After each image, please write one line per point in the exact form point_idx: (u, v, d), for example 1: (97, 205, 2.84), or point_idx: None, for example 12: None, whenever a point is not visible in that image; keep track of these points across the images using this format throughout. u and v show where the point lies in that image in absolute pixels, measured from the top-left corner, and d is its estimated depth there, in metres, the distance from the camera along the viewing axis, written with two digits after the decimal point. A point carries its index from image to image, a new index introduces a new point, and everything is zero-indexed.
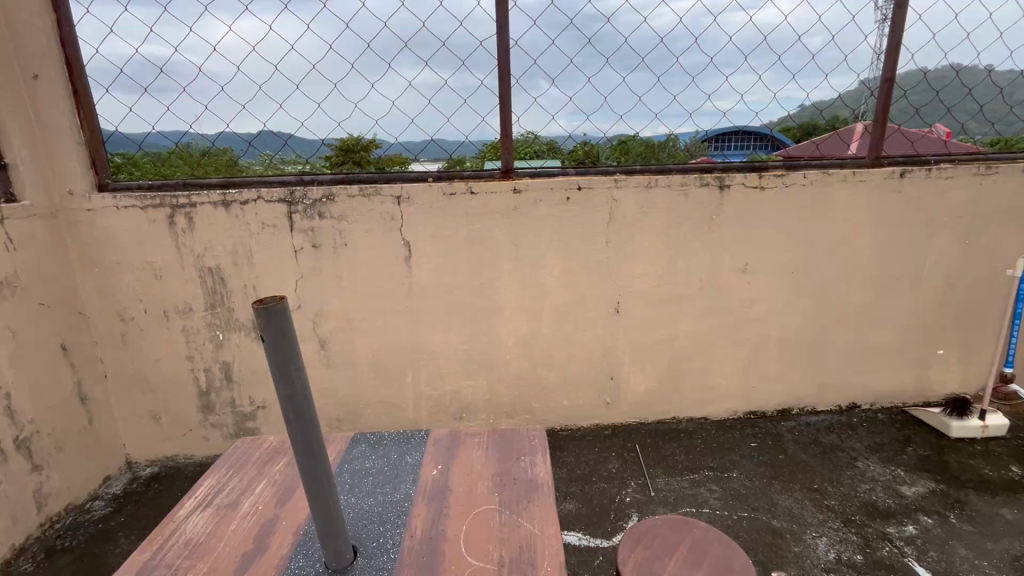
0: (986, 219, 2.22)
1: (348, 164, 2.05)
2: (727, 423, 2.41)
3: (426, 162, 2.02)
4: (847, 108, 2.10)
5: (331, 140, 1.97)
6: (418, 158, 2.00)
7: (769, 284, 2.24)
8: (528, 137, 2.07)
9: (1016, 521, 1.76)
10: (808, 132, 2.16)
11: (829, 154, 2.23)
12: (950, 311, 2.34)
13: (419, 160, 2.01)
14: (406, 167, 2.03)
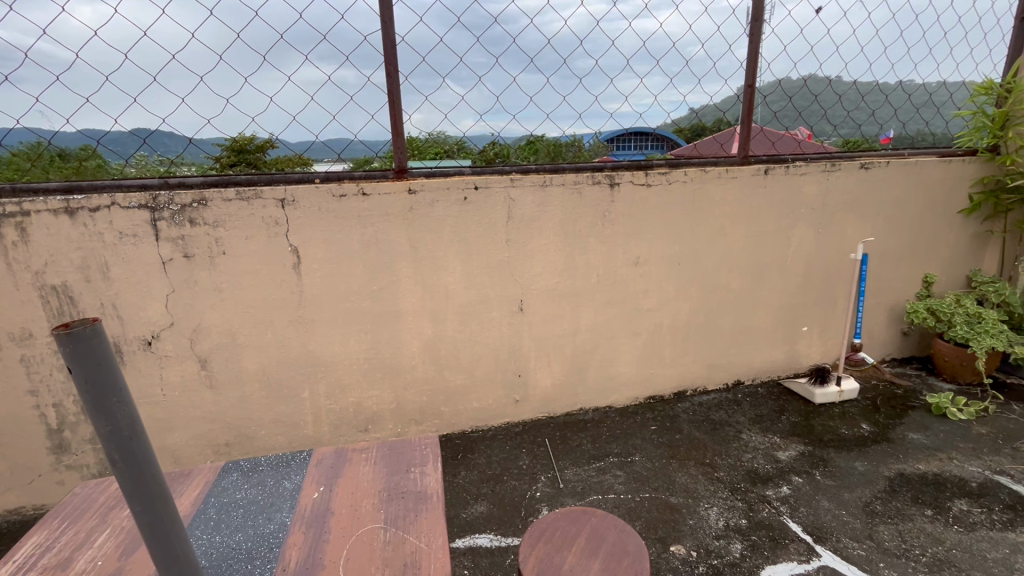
0: (834, 210, 2.54)
1: (240, 164, 1.94)
2: (629, 409, 2.53)
3: (331, 163, 1.92)
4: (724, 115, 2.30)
5: (220, 139, 1.84)
6: (318, 159, 1.90)
7: (660, 275, 2.39)
8: (438, 136, 2.02)
9: (867, 472, 2.02)
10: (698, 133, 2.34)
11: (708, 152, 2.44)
12: (811, 292, 2.65)
13: (323, 161, 1.91)
14: (309, 167, 1.92)
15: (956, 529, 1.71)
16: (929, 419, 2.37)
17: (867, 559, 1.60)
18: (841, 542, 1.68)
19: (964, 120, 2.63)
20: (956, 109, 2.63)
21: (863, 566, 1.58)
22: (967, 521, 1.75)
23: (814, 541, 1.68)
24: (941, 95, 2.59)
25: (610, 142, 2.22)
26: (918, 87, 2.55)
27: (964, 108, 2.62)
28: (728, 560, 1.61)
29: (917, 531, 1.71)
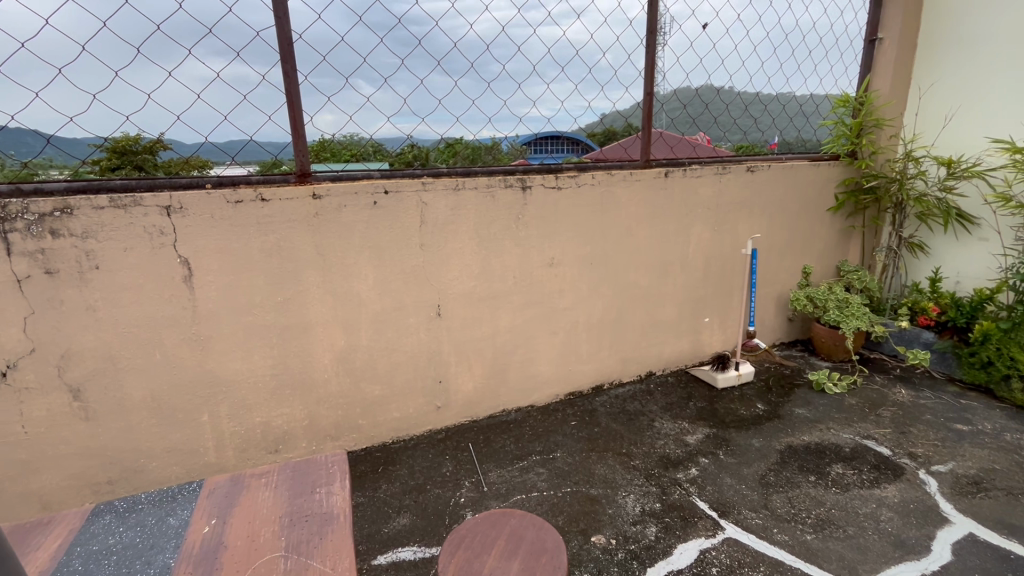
0: (727, 209, 2.77)
1: (126, 168, 1.71)
2: (550, 407, 2.59)
3: (237, 166, 1.82)
4: (623, 122, 2.44)
5: (95, 138, 1.64)
6: (218, 162, 1.79)
7: (574, 274, 2.47)
8: (353, 137, 1.99)
9: (762, 447, 2.22)
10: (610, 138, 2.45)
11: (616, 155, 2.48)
12: (710, 285, 2.87)
13: (226, 164, 1.80)
14: (206, 170, 1.78)
15: (835, 491, 1.93)
16: (812, 395, 2.65)
17: (763, 527, 1.76)
18: (742, 513, 1.82)
19: (829, 129, 2.98)
20: (821, 118, 2.97)
21: (760, 534, 1.73)
22: (842, 482, 1.97)
23: (719, 516, 1.82)
24: (809, 106, 2.92)
25: (527, 145, 2.27)
26: (790, 99, 2.86)
27: (828, 118, 2.97)
28: (644, 544, 1.70)
29: (804, 496, 1.90)
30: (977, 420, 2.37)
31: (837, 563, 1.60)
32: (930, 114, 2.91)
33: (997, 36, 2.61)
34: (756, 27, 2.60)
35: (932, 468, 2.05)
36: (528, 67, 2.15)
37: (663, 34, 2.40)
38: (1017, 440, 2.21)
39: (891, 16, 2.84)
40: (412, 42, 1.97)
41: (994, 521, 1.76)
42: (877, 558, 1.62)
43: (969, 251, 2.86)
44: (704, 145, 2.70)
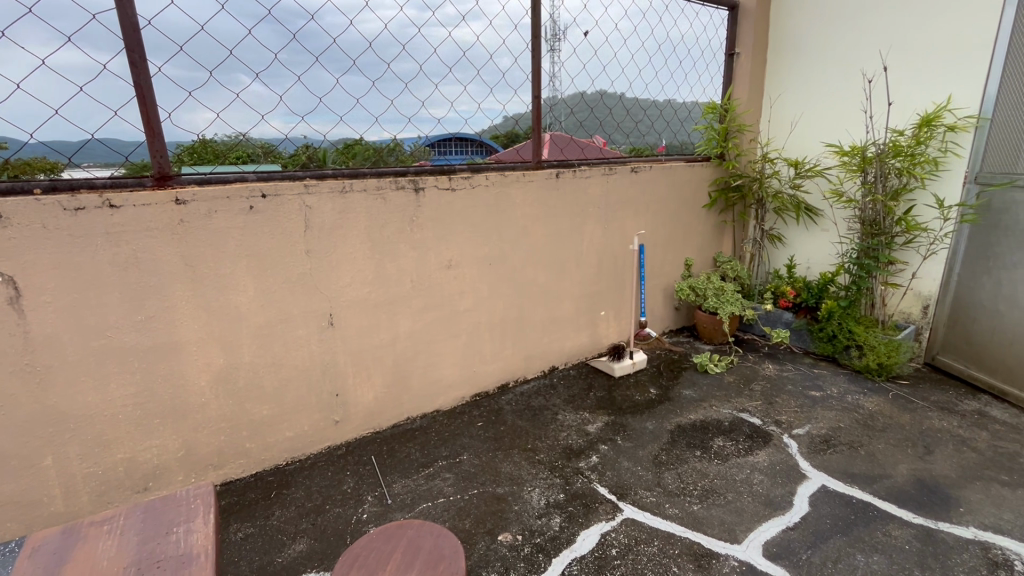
0: (615, 208, 2.94)
1: None
2: (457, 410, 2.57)
3: (91, 167, 1.62)
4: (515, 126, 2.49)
5: None
6: (75, 163, 1.59)
7: (472, 275, 2.47)
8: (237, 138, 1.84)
9: (655, 429, 2.38)
10: (513, 139, 2.51)
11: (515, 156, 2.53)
12: (604, 280, 3.02)
13: (79, 166, 1.60)
14: (56, 173, 1.57)
15: (716, 462, 2.12)
16: (697, 376, 2.90)
17: (656, 504, 1.88)
18: (638, 494, 1.94)
19: (700, 133, 3.26)
20: (694, 123, 3.25)
21: (653, 511, 1.85)
22: (722, 453, 2.18)
23: (617, 499, 1.92)
24: (682, 112, 3.18)
25: (432, 146, 2.25)
26: (665, 106, 3.09)
27: (700, 123, 3.24)
28: (549, 535, 1.74)
29: (691, 471, 2.06)
30: (827, 386, 2.73)
31: (719, 527, 1.76)
32: (780, 121, 3.31)
33: (827, 54, 3.01)
34: (631, 38, 2.79)
35: (793, 431, 2.33)
36: (415, 67, 2.10)
37: (546, 40, 2.48)
38: (857, 400, 2.58)
39: (745, 34, 3.20)
40: (286, 35, 1.83)
41: (841, 472, 2.04)
42: (751, 518, 1.80)
43: (814, 240, 3.29)
44: (598, 146, 2.87)
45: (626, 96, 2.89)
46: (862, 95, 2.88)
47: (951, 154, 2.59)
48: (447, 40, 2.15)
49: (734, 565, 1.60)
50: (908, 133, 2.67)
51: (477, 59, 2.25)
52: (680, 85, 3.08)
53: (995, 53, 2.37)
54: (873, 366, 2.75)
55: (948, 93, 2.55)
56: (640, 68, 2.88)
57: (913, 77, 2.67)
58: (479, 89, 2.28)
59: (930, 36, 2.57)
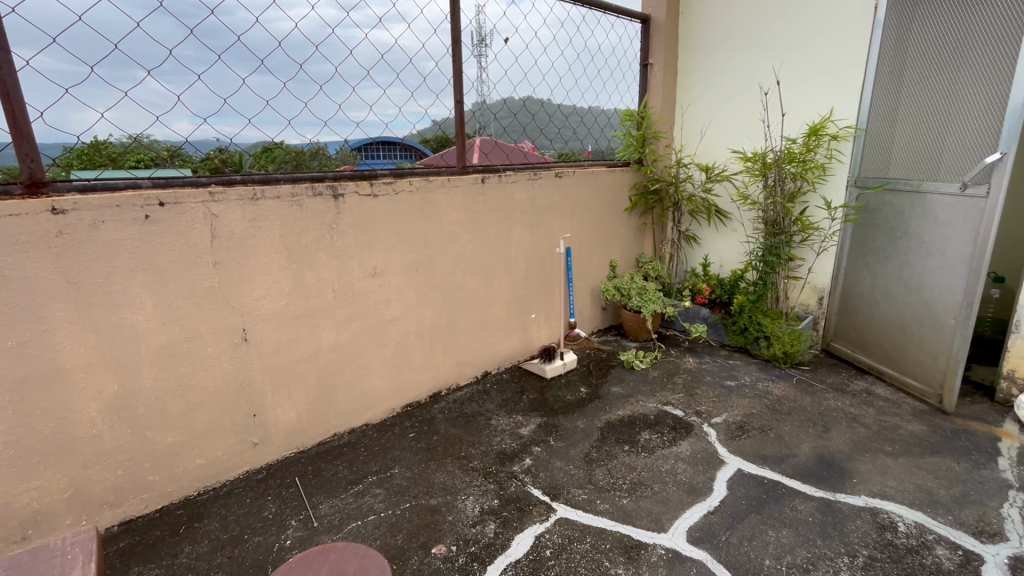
0: (541, 212, 2.99)
1: None
2: (387, 422, 2.49)
3: None
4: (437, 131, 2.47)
5: None
6: None
7: (399, 283, 2.41)
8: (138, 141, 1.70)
9: (586, 428, 2.44)
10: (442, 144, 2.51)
11: (442, 160, 2.51)
12: (533, 283, 3.06)
13: None
14: None
15: (644, 455, 2.21)
16: (624, 373, 3.01)
17: (588, 501, 1.93)
18: (570, 492, 1.97)
19: (620, 139, 3.39)
20: (613, 130, 3.37)
21: (585, 508, 1.89)
22: (649, 446, 2.27)
23: (550, 499, 1.94)
24: (602, 119, 3.30)
25: (358, 150, 2.19)
26: (586, 113, 3.20)
27: (619, 130, 3.37)
28: (484, 543, 1.73)
29: (620, 466, 2.13)
30: (740, 376, 2.94)
31: (647, 518, 1.83)
32: (691, 128, 3.53)
33: (730, 67, 3.24)
34: (551, 46, 2.86)
35: (712, 420, 2.48)
36: (330, 69, 2.01)
37: (467, 45, 2.48)
38: (766, 387, 2.80)
39: (657, 46, 3.38)
40: (182, 30, 1.69)
41: (754, 455, 2.20)
42: (676, 506, 1.89)
43: (725, 240, 3.53)
44: (526, 151, 2.93)
45: (548, 102, 2.95)
46: (760, 106, 3.13)
47: (835, 160, 2.88)
48: (363, 42, 2.08)
49: (662, 553, 1.67)
50: (799, 141, 2.94)
51: (396, 63, 2.20)
52: (598, 93, 3.20)
53: (867, 70, 2.67)
54: (779, 354, 2.99)
55: (831, 106, 2.84)
56: (561, 76, 2.96)
57: (802, 90, 2.95)
58: (400, 93, 2.24)
59: (815, 54, 2.85)
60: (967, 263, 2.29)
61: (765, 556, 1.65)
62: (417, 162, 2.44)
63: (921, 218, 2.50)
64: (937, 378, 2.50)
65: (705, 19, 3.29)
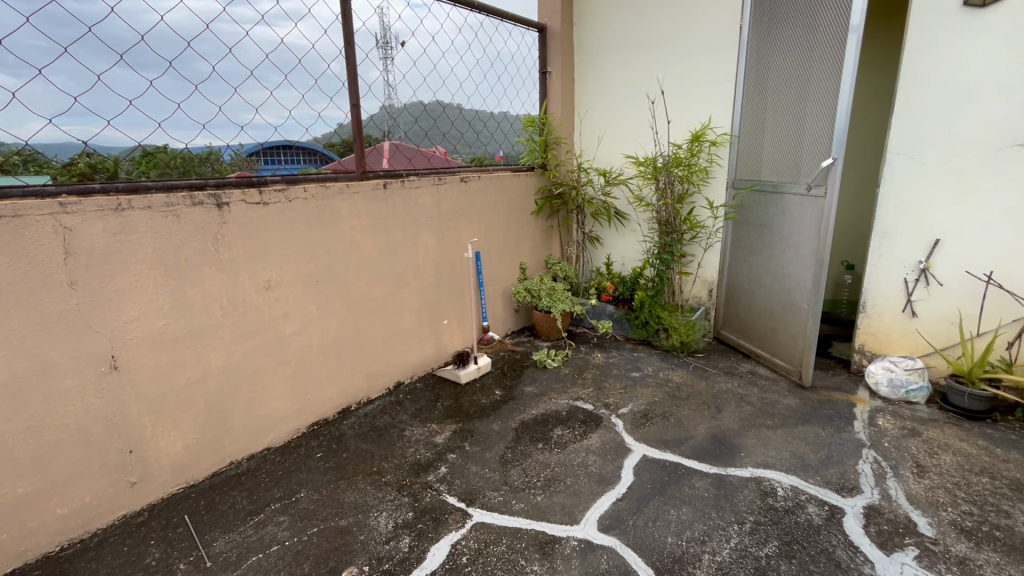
0: (448, 217, 2.98)
1: None
2: (291, 444, 2.34)
3: None
4: (338, 136, 2.39)
5: None
6: None
7: (297, 295, 2.27)
8: None
9: (501, 429, 2.46)
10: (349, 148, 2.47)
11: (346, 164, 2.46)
12: (443, 289, 3.04)
13: None
14: None
15: (557, 451, 2.27)
16: (537, 372, 3.08)
17: (503, 502, 1.94)
18: (486, 496, 1.98)
19: (523, 145, 3.46)
20: (517, 135, 3.43)
21: (501, 509, 1.90)
22: (562, 442, 2.34)
23: (466, 505, 1.93)
24: (505, 124, 3.35)
25: (257, 155, 2.09)
26: (489, 118, 3.23)
27: (522, 136, 3.43)
28: (398, 558, 1.68)
29: (534, 464, 2.18)
30: (643, 366, 3.13)
31: (561, 512, 1.88)
32: (590, 135, 3.70)
33: (621, 77, 3.44)
34: (450, 52, 2.85)
35: (619, 411, 2.61)
36: (207, 67, 1.85)
37: (360, 47, 2.41)
38: (667, 375, 3.00)
39: (554, 55, 3.49)
40: (16, 18, 1.48)
41: (657, 440, 2.34)
42: (588, 497, 1.96)
43: (625, 240, 3.75)
44: (440, 156, 2.97)
45: (450, 107, 2.94)
46: (649, 114, 3.36)
47: (715, 165, 3.18)
48: (244, 39, 1.93)
49: (575, 545, 1.72)
50: (684, 147, 3.20)
51: (283, 64, 2.06)
52: (500, 99, 3.25)
53: (736, 84, 2.98)
54: (677, 344, 3.22)
55: (710, 115, 3.12)
56: (461, 82, 2.96)
57: (684, 101, 3.21)
58: (290, 95, 2.11)
59: (694, 68, 3.12)
60: (814, 254, 2.59)
61: (667, 534, 1.76)
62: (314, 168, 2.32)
63: (783, 216, 2.80)
64: (797, 358, 2.81)
65: (597, 31, 3.47)
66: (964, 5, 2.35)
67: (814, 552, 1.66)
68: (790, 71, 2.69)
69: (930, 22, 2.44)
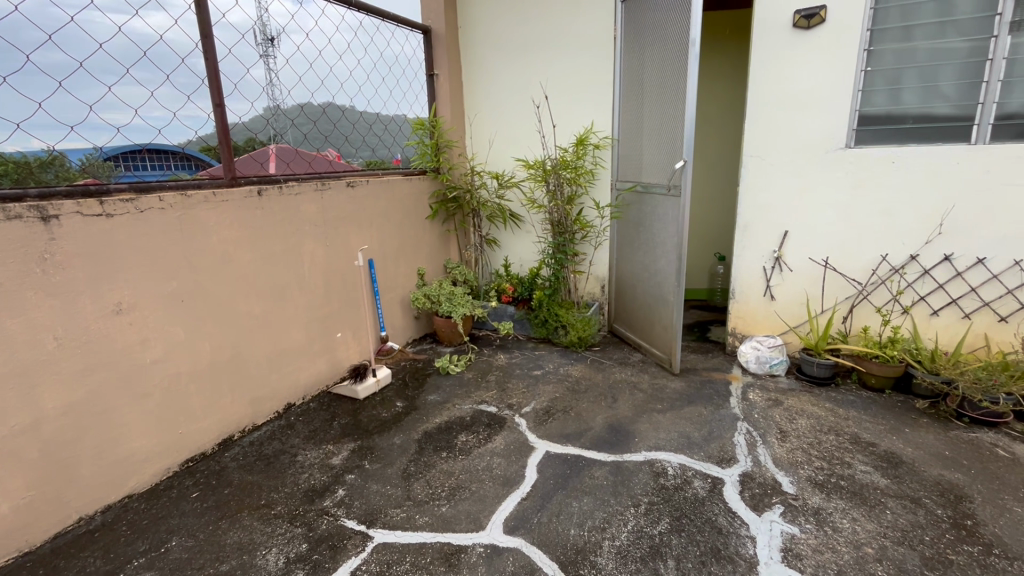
0: (335, 224, 2.82)
1: None
2: (159, 487, 2.06)
3: None
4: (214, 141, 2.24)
5: None
6: None
7: (158, 318, 2.01)
8: None
9: (403, 443, 2.37)
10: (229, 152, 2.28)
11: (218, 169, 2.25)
12: (335, 301, 2.87)
13: None
14: None
15: (461, 457, 2.24)
16: (439, 379, 3.02)
17: (406, 518, 1.87)
18: (388, 514, 1.89)
19: (414, 148, 3.37)
20: (406, 139, 3.33)
21: (404, 526, 1.83)
22: (466, 448, 2.32)
23: (367, 527, 1.83)
24: (393, 127, 3.24)
25: (115, 160, 1.87)
26: (376, 120, 3.08)
27: (411, 139, 3.34)
28: None
29: (438, 474, 2.13)
30: (544, 364, 3.20)
31: (466, 520, 1.86)
32: (480, 138, 3.71)
33: (507, 82, 3.51)
34: (328, 51, 2.66)
35: (522, 410, 2.65)
36: (21, 57, 1.60)
37: (221, 41, 2.20)
38: (567, 370, 3.10)
39: (440, 57, 3.44)
40: None
41: (559, 436, 2.40)
42: (493, 501, 1.96)
43: (521, 241, 3.82)
44: (332, 159, 2.87)
45: (331, 108, 2.75)
46: (536, 118, 3.47)
47: (600, 167, 3.37)
48: (68, 25, 1.69)
49: (481, 551, 1.70)
50: (570, 150, 3.35)
51: (124, 56, 1.82)
52: (386, 102, 3.09)
53: (613, 90, 3.22)
54: (575, 340, 3.35)
55: (591, 120, 3.32)
56: (342, 83, 2.78)
57: (569, 106, 3.37)
58: (135, 92, 1.87)
59: (575, 76, 3.31)
60: (675, 247, 2.78)
61: (571, 527, 1.81)
62: (176, 177, 2.08)
63: (653, 214, 3.00)
64: (667, 346, 3.02)
65: (481, 35, 3.50)
66: (793, 27, 2.70)
67: (700, 523, 1.80)
68: (654, 79, 2.87)
69: (769, 41, 2.78)
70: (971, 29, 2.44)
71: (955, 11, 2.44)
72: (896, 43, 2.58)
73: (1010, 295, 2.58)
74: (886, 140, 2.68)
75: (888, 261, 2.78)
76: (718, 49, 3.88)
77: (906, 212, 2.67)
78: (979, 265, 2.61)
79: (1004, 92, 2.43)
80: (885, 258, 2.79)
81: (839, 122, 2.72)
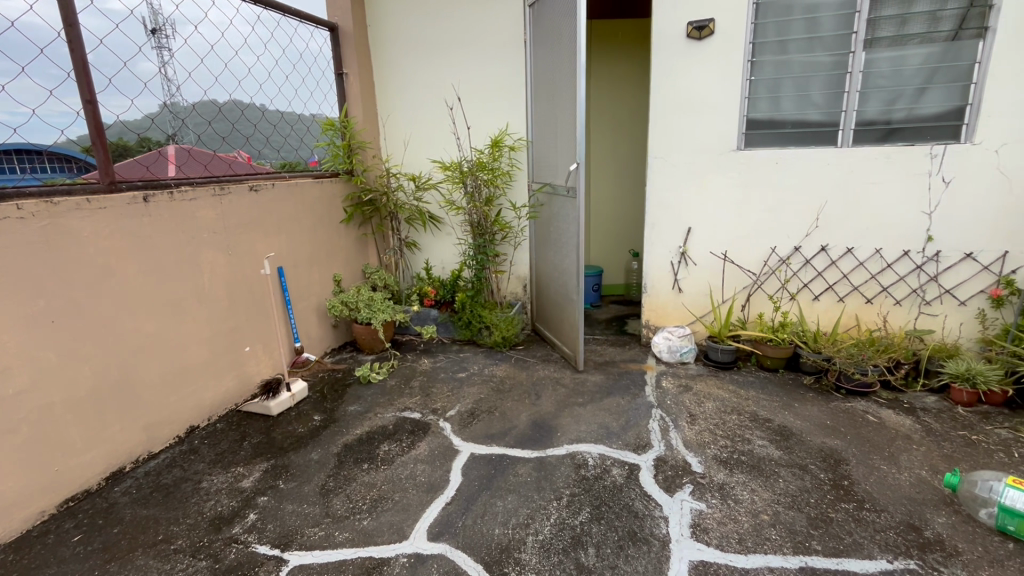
0: (238, 231, 2.63)
1: None
2: (32, 534, 1.81)
3: None
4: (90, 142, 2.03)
5: None
6: None
7: (22, 343, 1.77)
8: None
9: (321, 458, 2.26)
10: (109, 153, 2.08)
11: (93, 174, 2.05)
12: (240, 313, 2.68)
13: None
14: None
15: (383, 468, 2.18)
16: (360, 389, 2.92)
17: (325, 536, 1.79)
18: (304, 535, 1.80)
19: (324, 150, 3.21)
20: (315, 139, 3.17)
21: (322, 545, 1.75)
22: (388, 457, 2.26)
23: (281, 551, 1.72)
24: (300, 128, 3.07)
25: None
26: (280, 120, 2.91)
27: (321, 140, 3.18)
28: None
29: (359, 487, 2.05)
30: (469, 366, 3.19)
31: (389, 531, 1.81)
32: (395, 139, 3.62)
33: (419, 83, 3.47)
34: (221, 45, 2.47)
35: (446, 414, 2.62)
36: None
37: (90, 31, 1.98)
38: (491, 371, 3.12)
39: (349, 56, 3.30)
40: None
41: (483, 436, 2.41)
42: (416, 509, 1.92)
43: (441, 243, 3.80)
44: (244, 162, 2.73)
45: (227, 107, 2.55)
46: (450, 120, 3.48)
47: (516, 168, 3.45)
48: None
49: (404, 562, 1.66)
50: (486, 151, 3.40)
51: None
52: (291, 101, 2.93)
53: (525, 94, 3.32)
54: (499, 340, 3.38)
55: (506, 122, 3.41)
56: (239, 80, 2.59)
57: (483, 109, 3.42)
58: None
59: (487, 79, 3.36)
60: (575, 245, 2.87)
61: (495, 526, 1.82)
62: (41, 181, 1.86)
63: (558, 215, 3.07)
64: (572, 342, 3.10)
65: (391, 34, 3.42)
66: (687, 37, 2.90)
67: (618, 509, 1.88)
68: (553, 85, 2.96)
69: (666, 50, 2.96)
70: (835, 45, 2.74)
71: (820, 28, 2.74)
72: (775, 55, 2.84)
73: (873, 279, 2.94)
74: (771, 143, 2.95)
75: (776, 252, 3.07)
76: (624, 55, 4.08)
77: (789, 209, 2.97)
78: (848, 254, 2.94)
79: (861, 101, 2.76)
80: (773, 250, 3.07)
81: (729, 126, 2.96)
